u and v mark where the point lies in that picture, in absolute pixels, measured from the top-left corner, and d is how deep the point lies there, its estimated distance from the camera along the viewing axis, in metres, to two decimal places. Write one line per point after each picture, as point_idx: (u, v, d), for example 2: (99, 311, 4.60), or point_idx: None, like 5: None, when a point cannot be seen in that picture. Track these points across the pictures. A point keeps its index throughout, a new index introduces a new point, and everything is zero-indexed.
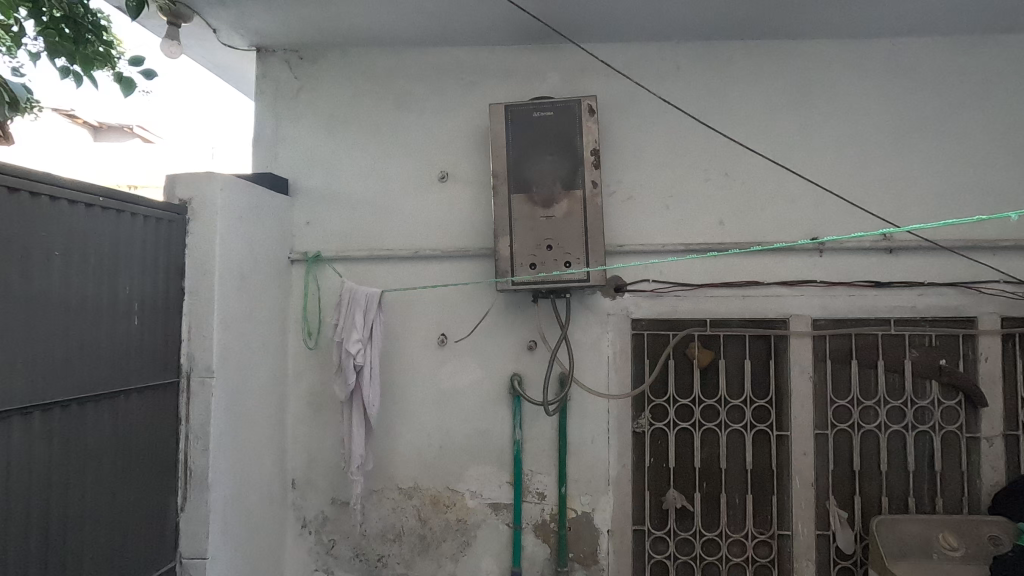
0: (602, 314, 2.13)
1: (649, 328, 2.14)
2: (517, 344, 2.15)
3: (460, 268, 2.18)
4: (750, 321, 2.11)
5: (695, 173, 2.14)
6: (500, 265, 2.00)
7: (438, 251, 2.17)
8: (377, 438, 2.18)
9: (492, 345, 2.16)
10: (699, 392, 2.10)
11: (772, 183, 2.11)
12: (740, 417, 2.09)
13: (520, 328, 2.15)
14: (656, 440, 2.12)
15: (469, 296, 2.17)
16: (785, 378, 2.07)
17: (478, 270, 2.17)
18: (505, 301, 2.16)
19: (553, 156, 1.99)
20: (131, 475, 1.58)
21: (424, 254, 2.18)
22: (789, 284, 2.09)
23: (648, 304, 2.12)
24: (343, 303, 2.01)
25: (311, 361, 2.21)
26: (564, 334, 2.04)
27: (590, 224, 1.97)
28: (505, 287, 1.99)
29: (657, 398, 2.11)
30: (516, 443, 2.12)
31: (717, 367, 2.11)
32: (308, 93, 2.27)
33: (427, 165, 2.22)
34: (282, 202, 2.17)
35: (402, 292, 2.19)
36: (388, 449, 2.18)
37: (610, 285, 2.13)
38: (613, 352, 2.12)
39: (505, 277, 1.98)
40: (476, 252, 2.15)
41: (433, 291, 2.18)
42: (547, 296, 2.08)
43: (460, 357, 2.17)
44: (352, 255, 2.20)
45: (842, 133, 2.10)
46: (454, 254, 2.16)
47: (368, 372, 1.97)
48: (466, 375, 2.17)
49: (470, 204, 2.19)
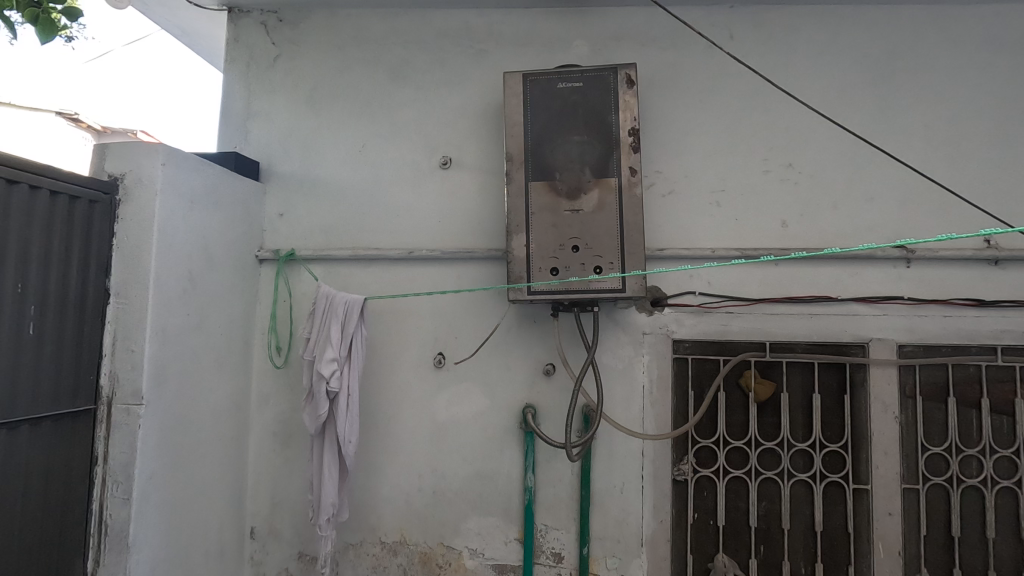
0: (636, 333, 1.74)
1: (694, 351, 1.75)
2: (532, 368, 1.75)
3: (463, 272, 1.79)
4: (818, 345, 1.72)
5: (751, 163, 1.76)
6: (511, 269, 1.61)
7: (437, 251, 1.78)
8: (357, 479, 1.78)
9: (501, 368, 1.77)
10: (755, 432, 1.69)
11: (847, 176, 1.72)
12: (807, 465, 1.68)
13: (535, 347, 1.76)
14: (701, 492, 1.71)
15: (474, 308, 1.78)
16: (864, 417, 1.67)
17: (485, 275, 1.78)
18: (518, 315, 1.77)
19: (580, 136, 1.62)
20: (15, 540, 1.17)
21: (420, 254, 1.78)
22: (868, 301, 1.69)
23: (693, 321, 1.73)
24: (318, 313, 1.62)
25: (280, 383, 1.82)
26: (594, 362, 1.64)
27: (626, 220, 1.58)
28: (518, 296, 1.60)
29: (703, 439, 1.71)
30: (527, 492, 1.71)
31: (778, 401, 1.71)
32: (287, 61, 1.91)
33: (427, 148, 1.85)
34: (250, 188, 1.80)
35: (392, 301, 1.81)
36: (370, 493, 1.77)
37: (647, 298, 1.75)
38: (650, 380, 1.73)
39: (519, 283, 1.59)
40: (482, 253, 1.76)
41: (430, 301, 1.80)
42: (570, 309, 1.68)
43: (461, 382, 1.78)
44: (331, 255, 1.81)
45: (935, 115, 1.71)
46: (456, 255, 1.77)
47: (344, 401, 1.57)
48: (468, 404, 1.77)
49: (477, 197, 1.81)
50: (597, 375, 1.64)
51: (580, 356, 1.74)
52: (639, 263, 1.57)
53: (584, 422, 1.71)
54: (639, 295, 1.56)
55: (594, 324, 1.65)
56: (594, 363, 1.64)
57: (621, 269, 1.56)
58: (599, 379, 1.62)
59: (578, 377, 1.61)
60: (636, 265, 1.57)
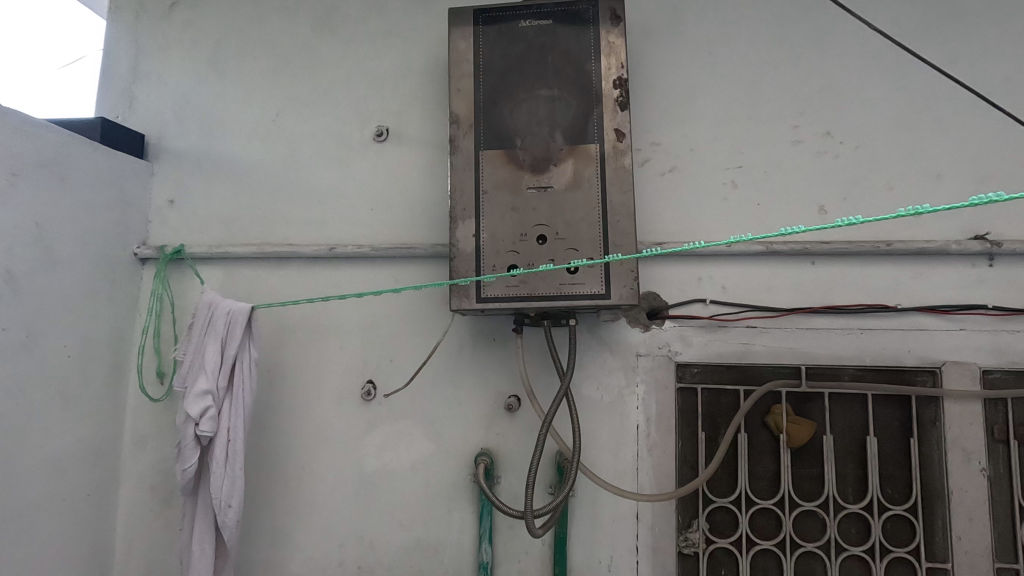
0: (629, 356, 1.32)
1: (704, 379, 1.31)
2: (489, 401, 1.33)
3: (400, 274, 1.37)
4: (871, 371, 1.28)
5: (776, 131, 1.34)
6: (454, 268, 1.18)
7: (365, 247, 1.36)
8: (258, 551, 1.34)
9: (449, 402, 1.34)
10: (789, 490, 1.25)
11: (902, 147, 1.31)
12: (863, 536, 1.24)
13: (495, 374, 1.33)
14: (717, 570, 1.26)
15: (415, 323, 1.36)
16: (937, 469, 1.23)
17: (430, 279, 1.36)
18: (471, 331, 1.34)
19: (549, 89, 1.21)
20: None
21: (344, 250, 1.36)
22: (938, 311, 1.25)
23: (703, 339, 1.31)
24: (194, 327, 1.20)
25: (162, 421, 1.39)
26: (569, 394, 1.21)
27: (611, 199, 1.16)
28: (464, 307, 1.16)
29: (718, 498, 1.27)
30: (482, 571, 1.26)
31: (819, 447, 1.27)
32: (186, 11, 1.52)
33: (358, 116, 1.44)
34: (126, 166, 1.39)
35: (310, 313, 1.39)
36: (274, 569, 1.33)
37: (642, 309, 1.33)
38: (646, 419, 1.30)
39: (466, 287, 1.16)
40: (424, 250, 1.34)
41: (358, 311, 1.38)
42: (539, 323, 1.26)
43: (397, 420, 1.35)
44: (230, 252, 1.39)
45: (1018, 67, 1.30)
46: (391, 252, 1.35)
47: (223, 450, 1.14)
48: (405, 450, 1.34)
49: (421, 178, 1.40)
50: (572, 413, 1.20)
51: (550, 384, 1.30)
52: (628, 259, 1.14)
53: (555, 479, 1.26)
54: (628, 303, 1.13)
55: (571, 344, 1.22)
56: (568, 396, 1.21)
57: (605, 266, 1.13)
58: (576, 418, 1.18)
59: (546, 415, 1.17)
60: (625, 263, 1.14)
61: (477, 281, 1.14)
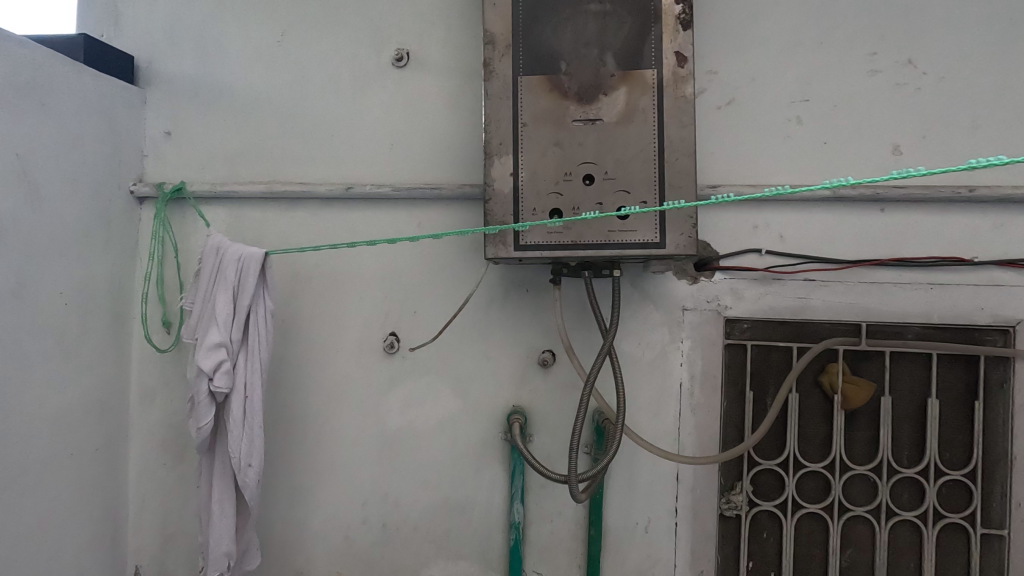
0: (674, 310, 1.21)
1: (755, 335, 1.22)
2: (522, 357, 1.24)
3: (424, 218, 1.24)
4: (937, 330, 1.18)
5: (851, 59, 1.19)
6: (489, 212, 1.06)
7: (386, 188, 1.23)
8: (279, 507, 1.28)
9: (479, 357, 1.24)
10: (841, 453, 1.18)
11: (994, 79, 1.16)
12: (916, 501, 1.17)
13: (528, 328, 1.23)
14: (759, 533, 1.21)
15: (441, 272, 1.25)
16: (1001, 435, 1.15)
17: (457, 224, 1.24)
18: (503, 282, 1.23)
19: (599, 4, 1.04)
20: None
21: (363, 191, 1.23)
22: (1019, 266, 1.14)
23: (757, 293, 1.20)
24: (204, 274, 1.09)
25: (171, 373, 1.31)
26: (613, 352, 1.12)
27: (668, 134, 1.02)
28: (501, 255, 1.05)
29: (765, 460, 1.20)
30: (513, 530, 1.21)
31: (875, 410, 1.19)
32: None
33: (374, 38, 1.27)
34: (115, 93, 1.24)
35: (326, 260, 1.27)
36: (296, 526, 1.29)
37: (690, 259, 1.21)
38: (690, 377, 1.21)
39: (503, 234, 1.04)
40: (451, 191, 1.21)
41: (379, 259, 1.26)
42: (579, 274, 1.15)
43: (422, 375, 1.26)
44: (235, 192, 1.26)
45: None
46: (414, 194, 1.22)
47: (240, 408, 1.05)
48: (431, 407, 1.26)
49: (446, 111, 1.25)
50: (615, 372, 1.11)
51: (597, 344, 1.20)
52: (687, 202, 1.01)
53: (594, 441, 1.19)
54: (685, 253, 1.01)
55: (615, 297, 1.11)
56: (612, 354, 1.11)
57: (660, 211, 1.01)
58: (620, 378, 1.09)
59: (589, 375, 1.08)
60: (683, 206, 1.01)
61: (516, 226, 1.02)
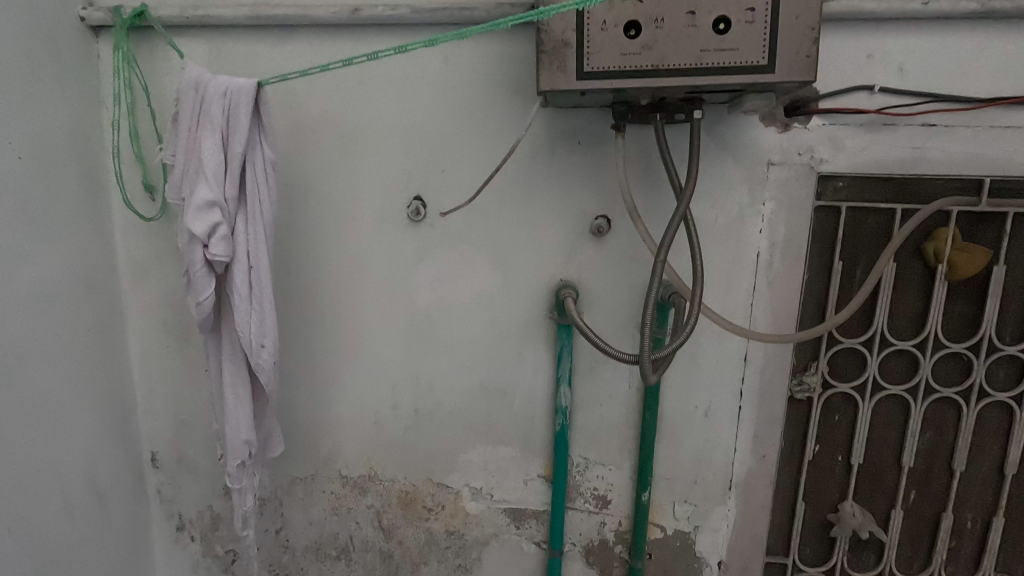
0: (758, 165, 1.00)
1: (852, 196, 1.02)
2: (571, 224, 1.05)
3: (452, 52, 1.00)
4: None
5: None
6: (543, 27, 0.81)
7: (403, 10, 0.97)
8: (301, 393, 1.18)
9: (520, 225, 1.06)
10: (937, 331, 1.03)
11: None
12: (1013, 381, 1.05)
13: (580, 190, 1.03)
14: (830, 417, 1.10)
15: (474, 121, 1.02)
16: None
17: (493, 59, 1.00)
18: (550, 133, 1.02)
19: None
20: None
21: (372, 13, 0.97)
22: None
23: (861, 143, 0.98)
24: (183, 115, 0.87)
25: (162, 247, 1.13)
26: (689, 215, 0.93)
27: None
28: (559, 87, 0.82)
29: (847, 340, 1.06)
30: (559, 416, 1.11)
31: (983, 281, 1.02)
32: None
33: None
34: None
35: (332, 108, 1.04)
36: (321, 412, 1.19)
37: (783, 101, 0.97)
38: (770, 246, 1.03)
39: (562, 58, 0.81)
40: (486, 12, 0.95)
41: (397, 105, 1.03)
42: (650, 117, 0.92)
43: (454, 247, 1.09)
44: (212, 18, 1.00)
45: None
46: (438, 17, 0.96)
47: (244, 279, 0.88)
48: (465, 283, 1.10)
49: None
50: (690, 238, 0.93)
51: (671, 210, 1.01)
52: (806, 10, 0.77)
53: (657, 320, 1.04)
54: (800, 80, 0.78)
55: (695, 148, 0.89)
56: (688, 217, 0.93)
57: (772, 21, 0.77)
58: (698, 243, 0.91)
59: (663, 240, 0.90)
60: (801, 16, 0.77)
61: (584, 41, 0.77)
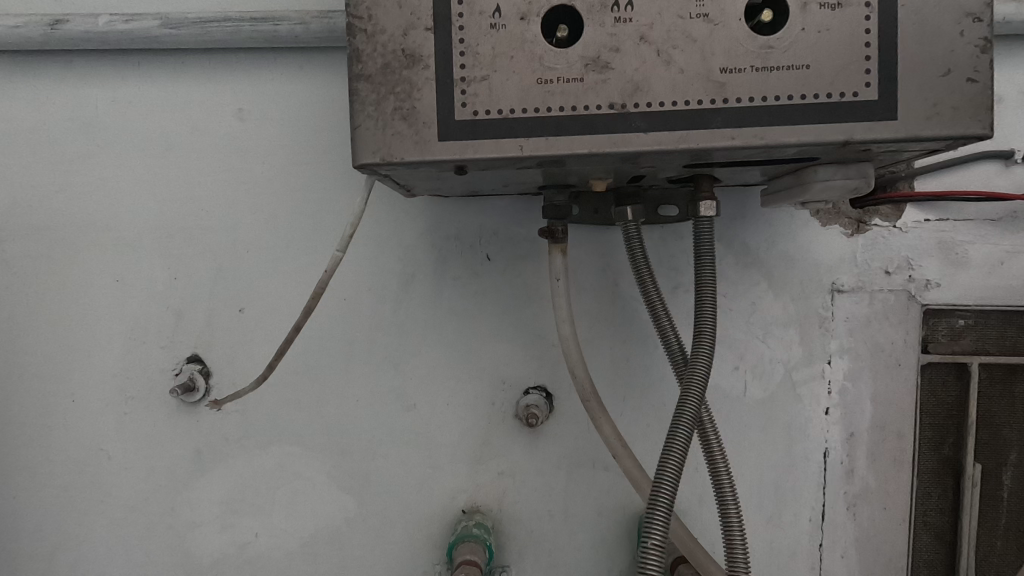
0: (814, 292, 0.55)
1: (985, 343, 0.56)
2: (481, 403, 0.57)
3: (255, 108, 0.54)
4: None
5: None
6: (355, 13, 0.34)
7: (156, 35, 0.52)
8: None
9: (387, 406, 0.57)
10: None
11: None
12: None
13: (492, 340, 0.56)
14: None
15: (290, 217, 0.55)
16: None
17: (325, 119, 0.54)
18: (436, 245, 0.56)
19: None
20: None
21: (84, 25, 0.52)
22: None
23: (995, 254, 0.54)
24: None
25: None
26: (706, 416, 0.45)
27: None
28: (383, 155, 0.35)
29: None
30: None
31: None
32: None
33: None
34: None
35: (30, 197, 0.56)
36: None
37: (853, 198, 0.54)
38: (846, 438, 0.56)
39: (412, 101, 0.34)
40: (292, 24, 0.50)
41: (149, 189, 0.55)
42: (625, 220, 0.46)
43: (264, 449, 0.57)
44: None
45: None
46: (211, 30, 0.51)
47: None
48: (284, 514, 0.58)
49: None
50: (712, 475, 0.44)
51: (668, 374, 0.55)
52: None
53: None
54: (971, 137, 0.33)
55: (709, 291, 0.44)
56: (701, 422, 0.45)
57: (891, 11, 0.32)
58: (718, 455, 0.44)
59: (651, 500, 0.41)
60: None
61: (471, 89, 0.34)
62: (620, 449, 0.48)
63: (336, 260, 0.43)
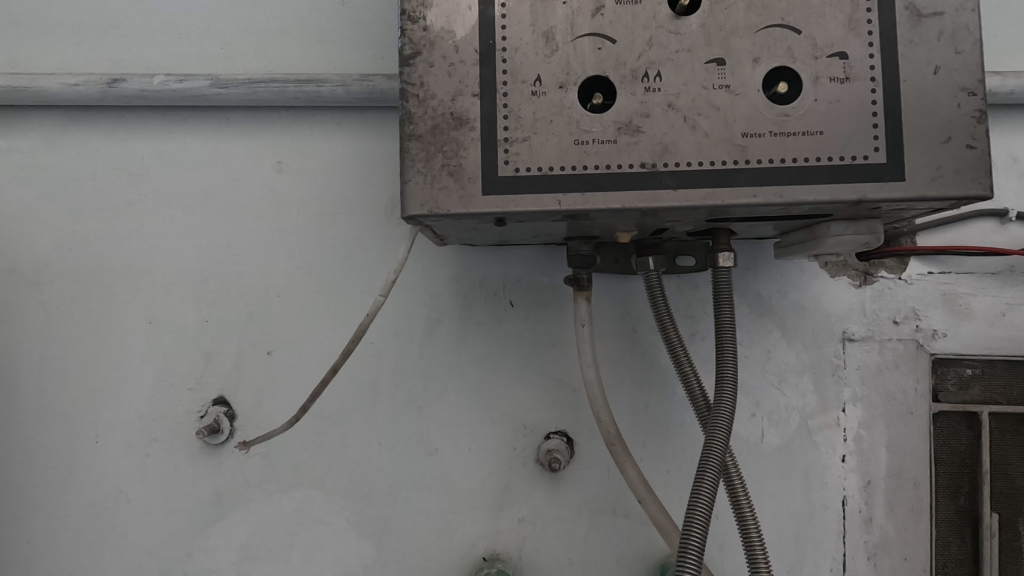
0: (826, 340, 0.57)
1: (993, 392, 0.57)
2: (502, 448, 0.57)
3: (293, 161, 0.58)
4: None
5: None
6: (408, 80, 0.38)
7: (205, 94, 0.55)
8: None
9: (409, 451, 0.57)
10: None
11: None
12: None
13: (514, 385, 0.57)
14: None
15: (322, 263, 0.57)
16: None
17: (360, 171, 0.57)
18: (462, 292, 0.58)
19: None
20: None
21: (140, 84, 0.56)
22: None
23: (997, 306, 0.56)
24: None
25: None
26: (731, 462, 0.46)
27: None
28: (431, 207, 0.37)
29: None
30: None
31: None
32: None
33: None
34: None
35: (73, 242, 0.58)
36: None
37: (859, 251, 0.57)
38: (864, 486, 0.56)
39: (459, 159, 0.37)
40: (335, 85, 0.54)
41: (188, 236, 0.58)
42: (646, 270, 0.49)
43: (285, 492, 0.57)
44: None
45: None
46: (258, 90, 0.55)
47: None
48: (302, 560, 0.57)
49: None
50: (739, 522, 0.45)
51: (687, 421, 0.56)
52: (967, 49, 0.36)
53: None
54: (972, 197, 0.35)
55: (732, 337, 0.45)
56: (727, 468, 0.46)
57: (893, 85, 0.36)
58: (746, 500, 0.45)
59: (682, 546, 0.42)
60: (959, 59, 0.36)
61: (513, 148, 0.37)
62: (646, 495, 0.48)
63: (378, 304, 0.46)
